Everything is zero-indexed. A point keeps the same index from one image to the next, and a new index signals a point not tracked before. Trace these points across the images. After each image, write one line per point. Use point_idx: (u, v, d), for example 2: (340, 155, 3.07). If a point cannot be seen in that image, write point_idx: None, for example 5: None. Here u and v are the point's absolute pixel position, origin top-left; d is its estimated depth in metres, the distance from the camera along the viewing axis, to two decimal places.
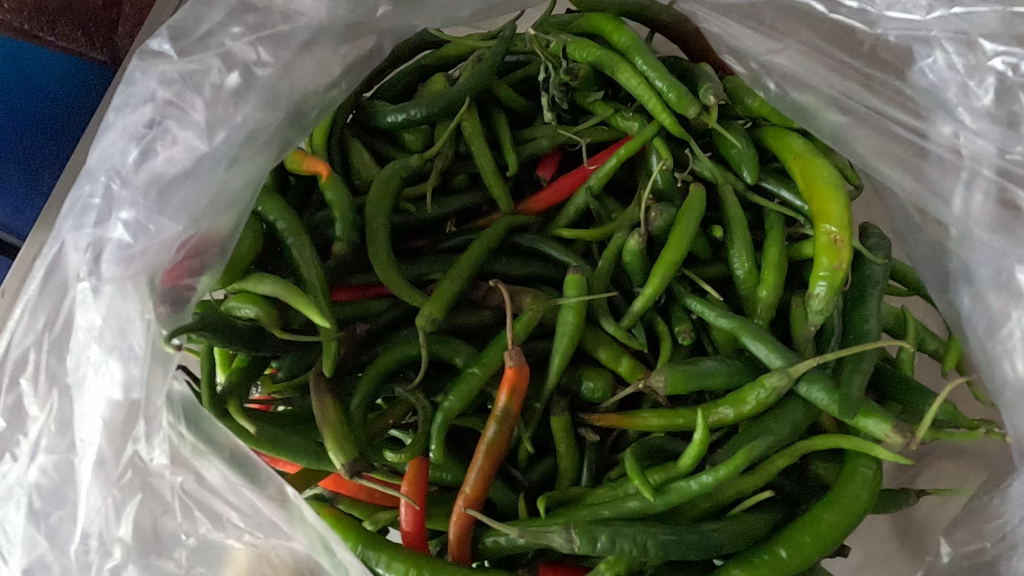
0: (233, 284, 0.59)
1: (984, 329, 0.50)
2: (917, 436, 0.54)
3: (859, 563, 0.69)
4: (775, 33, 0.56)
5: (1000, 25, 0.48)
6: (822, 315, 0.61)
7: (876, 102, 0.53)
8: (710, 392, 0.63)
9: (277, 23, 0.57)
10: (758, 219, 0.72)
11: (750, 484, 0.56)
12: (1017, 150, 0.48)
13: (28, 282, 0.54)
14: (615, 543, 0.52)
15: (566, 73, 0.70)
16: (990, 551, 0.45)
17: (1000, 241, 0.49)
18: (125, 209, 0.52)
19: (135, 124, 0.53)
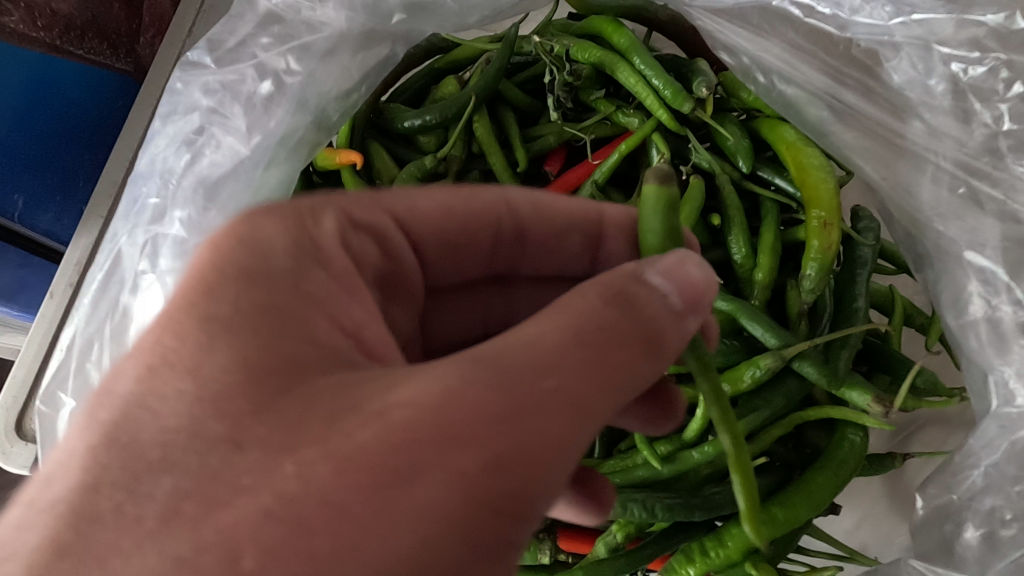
0: None
1: (952, 302, 0.52)
2: (895, 406, 0.59)
3: (855, 523, 0.74)
4: (762, 33, 0.59)
5: (954, 30, 0.52)
6: (812, 294, 0.66)
7: (851, 97, 0.57)
8: (712, 370, 0.68)
9: (302, 34, 0.61)
10: (755, 207, 0.76)
11: (748, 453, 0.62)
12: (972, 144, 0.52)
13: (88, 280, 0.60)
14: (626, 508, 0.58)
15: (570, 74, 0.74)
16: (956, 503, 0.50)
17: (953, 228, 0.53)
18: (180, 208, 0.58)
19: (185, 131, 0.59)
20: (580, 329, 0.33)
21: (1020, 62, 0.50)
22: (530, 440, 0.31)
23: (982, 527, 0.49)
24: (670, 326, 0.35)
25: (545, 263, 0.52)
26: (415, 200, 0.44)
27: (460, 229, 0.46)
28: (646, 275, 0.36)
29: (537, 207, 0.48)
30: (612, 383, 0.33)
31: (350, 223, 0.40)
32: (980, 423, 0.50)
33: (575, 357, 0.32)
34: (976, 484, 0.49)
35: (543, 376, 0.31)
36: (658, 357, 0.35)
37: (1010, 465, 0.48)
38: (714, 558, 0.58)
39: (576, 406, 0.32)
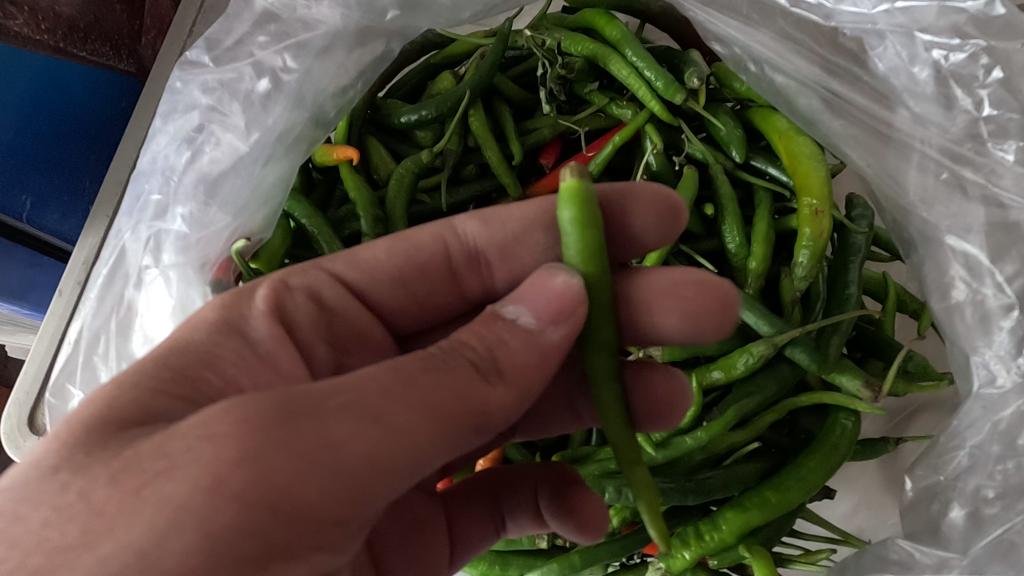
0: (234, 248, 0.61)
1: (937, 290, 0.53)
2: (883, 391, 0.61)
3: (852, 508, 0.74)
4: (752, 22, 0.59)
5: (937, 17, 0.52)
6: (805, 281, 0.67)
7: (836, 84, 0.57)
8: (706, 357, 0.69)
9: (298, 31, 0.62)
10: (749, 196, 0.77)
11: (741, 438, 0.63)
12: (954, 130, 0.53)
13: (92, 278, 0.62)
14: (621, 492, 0.59)
15: (562, 67, 0.76)
16: (942, 483, 0.51)
17: (937, 214, 0.54)
18: (181, 204, 0.60)
19: (184, 129, 0.61)
20: (400, 361, 0.34)
21: (999, 49, 0.51)
22: (336, 457, 0.31)
23: (967, 506, 0.50)
24: (514, 354, 0.37)
25: (519, 277, 0.50)
26: (360, 254, 0.49)
27: (410, 270, 0.49)
28: (501, 309, 0.39)
29: (486, 228, 0.49)
30: (437, 409, 0.34)
31: (287, 289, 0.45)
32: (964, 404, 0.51)
33: (394, 385, 0.33)
34: (962, 464, 0.50)
35: (344, 395, 0.32)
36: (497, 384, 0.36)
37: (994, 445, 0.49)
38: (708, 541, 0.59)
39: (392, 430, 0.32)
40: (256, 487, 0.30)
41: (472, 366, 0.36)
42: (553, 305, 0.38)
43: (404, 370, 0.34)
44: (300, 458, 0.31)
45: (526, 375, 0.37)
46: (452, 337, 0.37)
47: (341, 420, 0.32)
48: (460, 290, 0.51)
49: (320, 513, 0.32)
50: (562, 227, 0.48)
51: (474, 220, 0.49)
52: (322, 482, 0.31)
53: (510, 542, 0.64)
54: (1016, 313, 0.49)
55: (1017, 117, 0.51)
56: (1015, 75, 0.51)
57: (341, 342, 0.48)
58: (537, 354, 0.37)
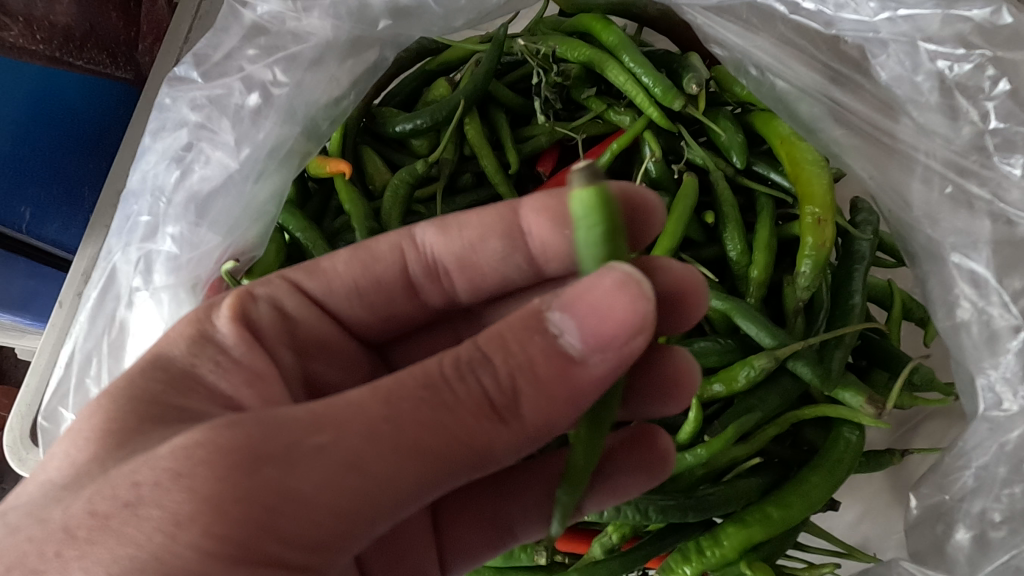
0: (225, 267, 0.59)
1: (943, 306, 0.52)
2: (888, 406, 0.59)
3: (858, 518, 0.73)
4: (751, 28, 0.58)
5: (941, 26, 0.51)
6: (808, 291, 0.65)
7: (840, 93, 0.56)
8: (708, 370, 0.68)
9: (289, 44, 0.61)
10: (750, 202, 0.75)
11: (743, 452, 0.61)
12: (959, 142, 0.51)
13: (82, 299, 0.61)
14: (620, 510, 0.58)
15: (558, 74, 0.75)
16: (948, 503, 0.50)
17: (942, 227, 0.52)
18: (171, 224, 0.59)
19: (173, 147, 0.60)
20: (395, 393, 0.33)
21: (1006, 59, 0.49)
22: (315, 493, 0.31)
23: (972, 528, 0.49)
24: (537, 385, 0.34)
25: (478, 284, 0.50)
26: (320, 264, 0.48)
27: (367, 281, 0.49)
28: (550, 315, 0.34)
29: (442, 235, 0.48)
30: (426, 449, 0.32)
31: (252, 299, 0.45)
32: (970, 424, 0.50)
33: (381, 424, 0.32)
34: (967, 485, 0.49)
35: (323, 435, 0.32)
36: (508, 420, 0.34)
37: (1001, 467, 0.48)
38: (710, 557, 0.58)
39: (372, 470, 0.32)
40: (238, 516, 0.31)
41: (479, 399, 0.33)
42: (602, 334, 0.33)
43: (398, 403, 0.32)
44: (280, 494, 0.31)
45: (540, 414, 0.34)
46: (477, 350, 0.34)
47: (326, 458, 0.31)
48: (421, 301, 0.51)
49: (300, 544, 0.32)
50: (518, 233, 0.47)
51: (432, 226, 0.48)
52: (303, 517, 0.31)
53: (508, 559, 0.63)
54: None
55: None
56: (1023, 86, 0.49)
57: (307, 350, 0.48)
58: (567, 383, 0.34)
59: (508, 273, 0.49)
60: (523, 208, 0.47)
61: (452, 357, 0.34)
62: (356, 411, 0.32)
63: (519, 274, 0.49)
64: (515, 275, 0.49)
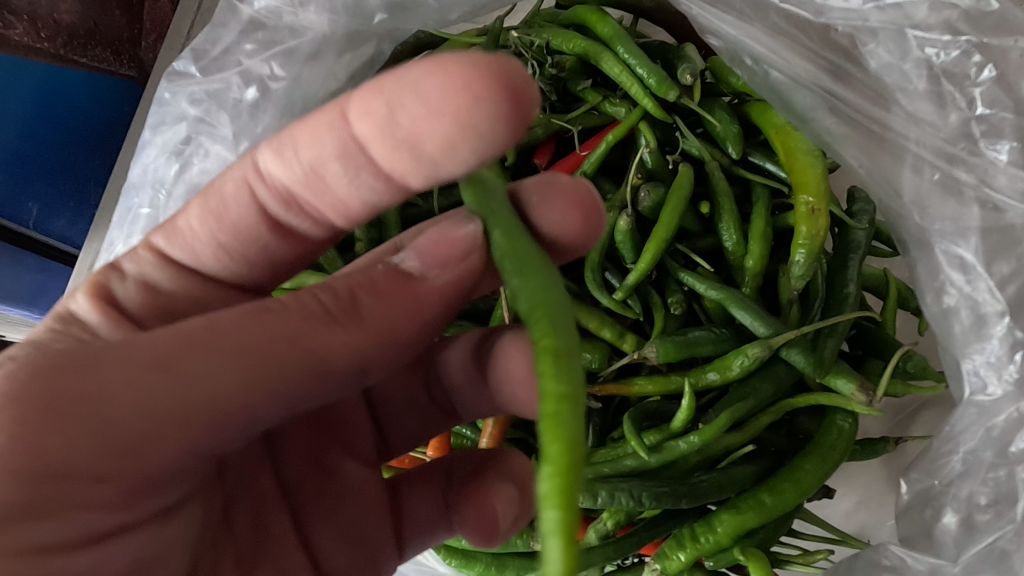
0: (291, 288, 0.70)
1: (932, 295, 0.52)
2: (879, 394, 0.60)
3: (854, 505, 0.74)
4: (745, 17, 0.57)
5: (930, 14, 0.51)
6: (803, 280, 0.66)
7: (834, 84, 0.56)
8: (703, 359, 0.68)
9: (286, 39, 0.62)
10: (746, 192, 0.75)
11: (737, 439, 0.62)
12: (948, 130, 0.52)
13: None
14: (614, 497, 0.58)
15: (553, 67, 0.75)
16: (937, 488, 0.51)
17: (933, 215, 0.52)
18: (172, 216, 0.60)
19: (173, 141, 0.61)
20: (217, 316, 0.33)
21: (993, 46, 0.50)
22: (110, 409, 0.32)
23: (960, 512, 0.49)
24: (380, 296, 0.35)
25: (342, 212, 0.40)
26: (176, 223, 0.44)
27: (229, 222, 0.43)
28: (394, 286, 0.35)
29: (281, 159, 0.39)
30: (238, 362, 0.32)
31: (120, 275, 0.43)
32: (957, 410, 0.50)
33: (195, 337, 0.32)
34: (955, 469, 0.50)
35: (133, 351, 0.32)
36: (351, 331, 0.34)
37: (987, 451, 0.49)
38: (704, 543, 0.58)
39: (182, 383, 0.32)
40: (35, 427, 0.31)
41: (309, 310, 0.34)
42: (441, 249, 0.36)
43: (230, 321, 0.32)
44: (71, 409, 0.31)
45: (386, 319, 0.35)
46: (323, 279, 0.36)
47: (119, 374, 0.31)
48: (298, 234, 0.44)
49: (94, 463, 0.32)
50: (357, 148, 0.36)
51: (270, 150, 0.39)
52: (91, 433, 0.32)
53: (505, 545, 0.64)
54: (1007, 321, 0.49)
55: (1011, 117, 0.49)
56: (1010, 73, 0.49)
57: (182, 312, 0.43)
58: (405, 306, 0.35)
59: (364, 199, 0.38)
60: (353, 115, 0.35)
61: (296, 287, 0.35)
62: (179, 339, 0.32)
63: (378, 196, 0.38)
64: (375, 200, 0.38)
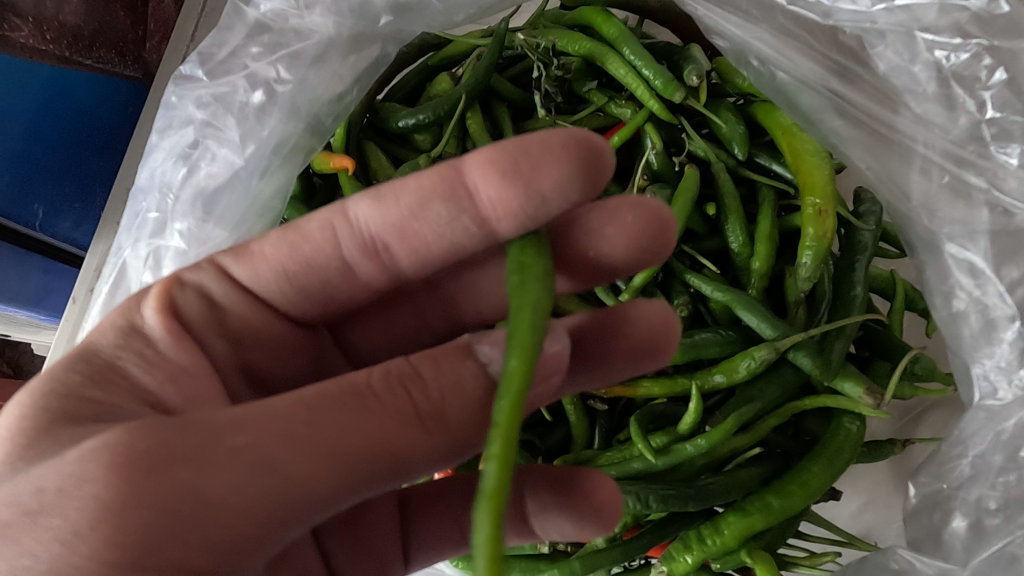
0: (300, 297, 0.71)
1: (941, 298, 0.52)
2: (887, 397, 0.60)
3: (860, 507, 0.73)
4: (751, 18, 0.57)
5: (939, 16, 0.51)
6: (809, 281, 0.65)
7: (840, 86, 0.56)
8: (709, 361, 0.68)
9: (292, 41, 0.62)
10: (752, 193, 0.75)
11: (744, 442, 0.62)
12: (957, 133, 0.51)
13: (95, 295, 0.63)
14: (620, 499, 0.58)
15: (558, 69, 0.75)
16: (945, 491, 0.51)
17: (942, 218, 0.52)
18: (179, 220, 0.60)
19: (180, 145, 0.61)
20: (318, 398, 0.32)
21: (1004, 49, 0.49)
22: (215, 506, 0.31)
23: (969, 516, 0.49)
24: (453, 391, 0.33)
25: (423, 256, 0.42)
26: (249, 248, 0.44)
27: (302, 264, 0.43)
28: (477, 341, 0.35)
29: (378, 208, 0.41)
30: (339, 453, 0.32)
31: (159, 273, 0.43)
32: (966, 414, 0.50)
33: (299, 427, 0.32)
34: (964, 473, 0.50)
35: (238, 439, 0.31)
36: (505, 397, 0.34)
37: (996, 455, 0.49)
38: (711, 545, 0.59)
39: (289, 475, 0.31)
40: (148, 528, 0.30)
41: (405, 408, 0.33)
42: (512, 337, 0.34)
43: (316, 398, 0.32)
44: (172, 509, 0.30)
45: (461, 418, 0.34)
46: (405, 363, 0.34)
47: (230, 466, 0.31)
48: (359, 280, 0.44)
49: (192, 563, 0.31)
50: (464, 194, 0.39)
51: (365, 199, 0.41)
52: (196, 531, 0.31)
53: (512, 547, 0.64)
54: (1018, 325, 0.48)
55: (1021, 121, 0.49)
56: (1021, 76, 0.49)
57: (240, 339, 0.45)
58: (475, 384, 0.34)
59: (453, 241, 0.40)
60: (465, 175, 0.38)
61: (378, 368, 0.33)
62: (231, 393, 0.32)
63: (470, 239, 0.40)
64: (462, 243, 0.41)
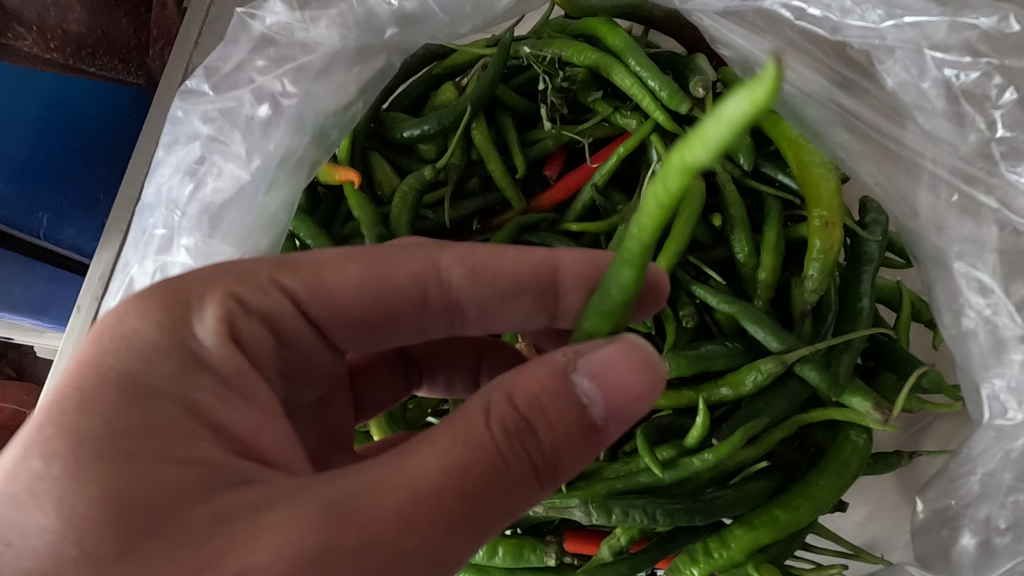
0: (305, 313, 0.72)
1: (950, 315, 0.52)
2: (895, 412, 0.60)
3: (866, 517, 0.73)
4: (757, 30, 0.57)
5: (948, 33, 0.51)
6: (816, 293, 0.65)
7: (848, 99, 0.55)
8: (715, 373, 0.68)
9: (298, 55, 0.62)
10: (758, 204, 0.75)
11: (751, 455, 0.61)
12: (966, 149, 0.51)
13: (102, 311, 0.63)
14: (627, 514, 0.58)
15: (564, 80, 0.76)
16: (954, 508, 0.51)
17: (951, 234, 0.52)
18: (186, 236, 0.60)
19: (187, 160, 0.61)
20: (459, 470, 0.33)
21: (1012, 68, 0.49)
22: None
23: (978, 534, 0.50)
24: (568, 448, 0.36)
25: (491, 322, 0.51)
26: (325, 274, 0.44)
27: (379, 285, 0.45)
28: (574, 372, 0.35)
29: (473, 278, 0.48)
30: (484, 520, 0.34)
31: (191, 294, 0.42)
32: (976, 432, 0.50)
33: (456, 506, 0.33)
34: (973, 490, 0.50)
35: (405, 525, 0.32)
36: (610, 432, 0.37)
37: (1006, 473, 0.48)
38: (717, 558, 0.59)
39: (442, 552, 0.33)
40: None
41: (532, 468, 0.35)
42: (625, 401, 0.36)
43: (453, 473, 0.33)
44: None
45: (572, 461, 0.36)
46: (521, 419, 0.35)
47: (401, 553, 0.32)
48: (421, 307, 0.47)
49: None
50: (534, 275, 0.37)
51: (462, 266, 0.48)
52: None
53: (518, 560, 0.64)
54: None
55: None
56: None
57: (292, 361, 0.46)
58: (579, 424, 0.36)
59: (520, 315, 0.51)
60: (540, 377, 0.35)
61: (501, 425, 0.34)
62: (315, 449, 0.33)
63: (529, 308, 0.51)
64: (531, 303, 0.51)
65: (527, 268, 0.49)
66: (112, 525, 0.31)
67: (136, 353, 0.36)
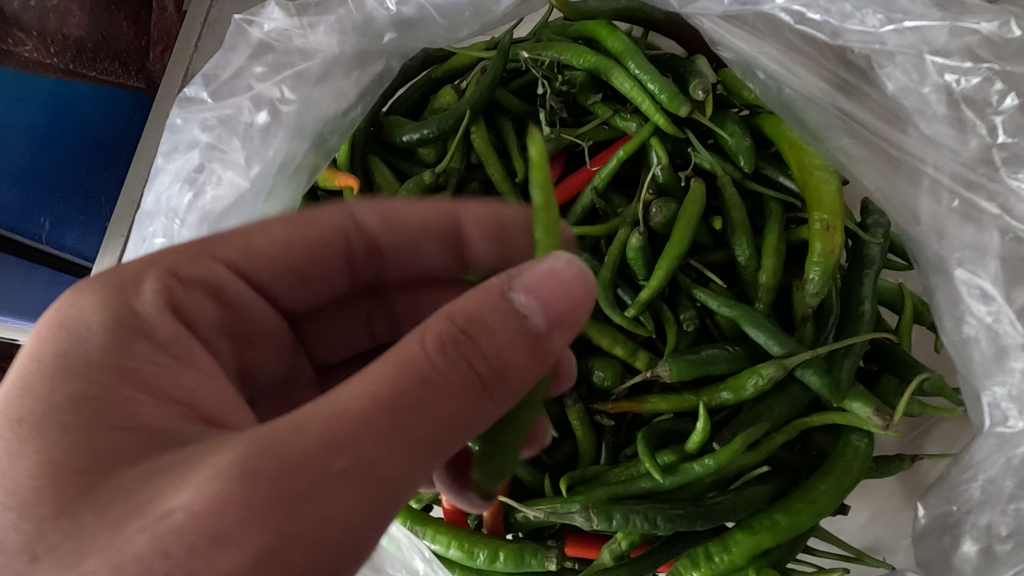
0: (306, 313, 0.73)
1: (951, 322, 0.52)
2: (896, 417, 0.59)
3: (868, 519, 0.73)
4: (757, 33, 0.57)
5: (949, 38, 0.50)
6: (817, 297, 0.65)
7: (846, 103, 0.55)
8: (716, 376, 0.68)
9: (296, 61, 0.62)
10: (759, 206, 0.75)
11: (752, 460, 0.61)
12: (967, 155, 0.51)
13: None
14: (628, 519, 0.58)
15: (563, 83, 0.75)
16: (956, 514, 0.51)
17: (951, 240, 0.52)
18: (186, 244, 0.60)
19: (185, 169, 0.61)
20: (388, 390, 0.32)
21: (1015, 73, 0.49)
22: (321, 511, 0.30)
23: (979, 541, 0.50)
24: (516, 357, 0.34)
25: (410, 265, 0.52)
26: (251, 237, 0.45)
27: (307, 235, 0.46)
28: (510, 290, 0.34)
29: (384, 222, 0.48)
30: (427, 441, 0.32)
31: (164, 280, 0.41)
32: (978, 439, 0.50)
33: (390, 430, 0.31)
34: (974, 497, 0.50)
35: (342, 459, 0.30)
36: (557, 337, 0.35)
37: (1007, 480, 0.48)
38: (719, 562, 0.58)
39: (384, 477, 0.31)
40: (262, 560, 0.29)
41: (470, 378, 0.33)
42: (562, 305, 0.34)
43: (390, 394, 0.32)
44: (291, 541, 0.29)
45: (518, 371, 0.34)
46: (455, 331, 0.33)
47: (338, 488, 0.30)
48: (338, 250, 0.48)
49: None
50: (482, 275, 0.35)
51: (375, 212, 0.47)
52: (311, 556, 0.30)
53: (519, 565, 0.64)
54: None
55: None
56: None
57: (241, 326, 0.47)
58: (521, 335, 0.34)
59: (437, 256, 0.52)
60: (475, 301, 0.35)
61: (435, 338, 0.33)
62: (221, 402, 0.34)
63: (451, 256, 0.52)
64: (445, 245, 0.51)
65: (433, 213, 0.48)
66: (89, 542, 0.29)
67: (74, 339, 0.36)
